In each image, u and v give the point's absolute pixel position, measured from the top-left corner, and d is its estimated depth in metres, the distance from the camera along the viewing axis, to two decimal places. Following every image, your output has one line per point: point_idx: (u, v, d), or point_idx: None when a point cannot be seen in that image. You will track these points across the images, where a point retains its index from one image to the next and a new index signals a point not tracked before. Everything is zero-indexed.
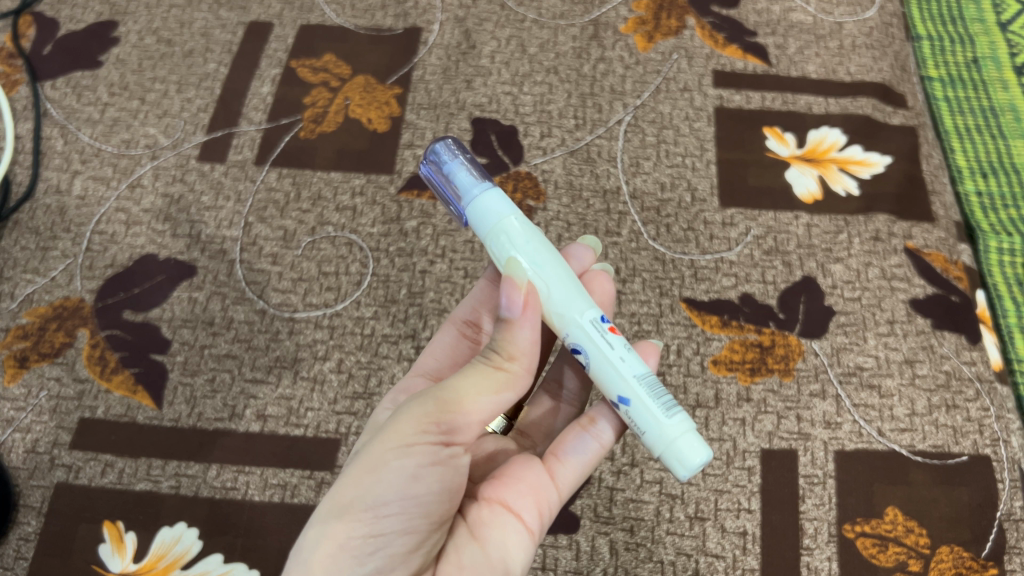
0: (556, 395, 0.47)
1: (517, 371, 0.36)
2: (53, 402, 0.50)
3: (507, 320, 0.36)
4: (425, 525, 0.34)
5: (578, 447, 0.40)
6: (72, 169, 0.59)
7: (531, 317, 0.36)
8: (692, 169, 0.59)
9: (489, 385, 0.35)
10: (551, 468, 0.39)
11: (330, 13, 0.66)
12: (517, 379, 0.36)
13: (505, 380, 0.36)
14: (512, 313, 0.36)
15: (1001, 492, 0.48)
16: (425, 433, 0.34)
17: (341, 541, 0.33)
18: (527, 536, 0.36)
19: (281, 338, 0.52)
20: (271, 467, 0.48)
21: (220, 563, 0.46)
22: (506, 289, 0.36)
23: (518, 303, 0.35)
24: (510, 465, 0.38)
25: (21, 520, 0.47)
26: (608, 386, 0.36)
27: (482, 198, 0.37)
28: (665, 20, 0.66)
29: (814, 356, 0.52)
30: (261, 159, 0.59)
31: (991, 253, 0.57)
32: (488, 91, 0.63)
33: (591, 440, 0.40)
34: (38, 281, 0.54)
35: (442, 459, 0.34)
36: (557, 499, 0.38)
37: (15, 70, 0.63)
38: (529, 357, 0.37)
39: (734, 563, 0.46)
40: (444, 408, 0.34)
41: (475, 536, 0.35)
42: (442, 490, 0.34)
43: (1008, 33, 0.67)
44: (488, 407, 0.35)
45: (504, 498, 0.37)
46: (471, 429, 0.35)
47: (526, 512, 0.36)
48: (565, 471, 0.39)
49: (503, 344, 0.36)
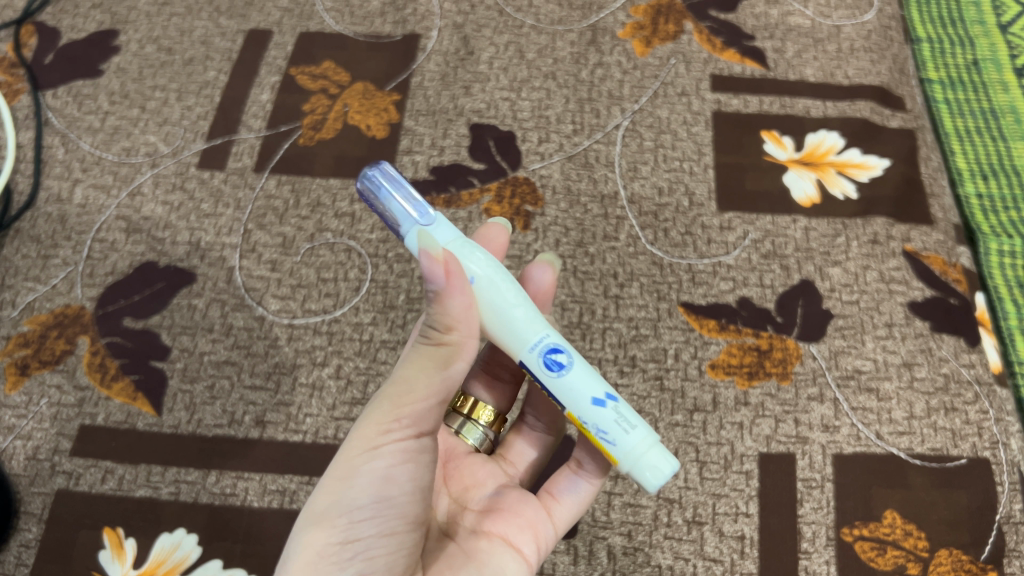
0: (535, 424, 0.46)
1: (460, 340, 0.34)
2: (54, 409, 0.51)
3: (435, 293, 0.33)
4: (402, 525, 0.35)
5: (571, 485, 0.42)
6: (73, 177, 0.59)
7: (459, 287, 0.33)
8: (690, 173, 0.59)
9: (441, 365, 0.34)
10: (547, 504, 0.41)
11: (330, 20, 0.67)
12: (464, 349, 0.34)
13: (451, 354, 0.34)
14: (435, 283, 0.33)
15: (1000, 494, 0.48)
16: (388, 433, 0.34)
17: (319, 549, 0.34)
18: (524, 566, 0.39)
19: (280, 344, 0.53)
20: (270, 473, 0.49)
21: (219, 569, 0.46)
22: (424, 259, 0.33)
23: (441, 273, 0.33)
24: (508, 500, 0.41)
25: (21, 527, 0.47)
26: (581, 397, 0.34)
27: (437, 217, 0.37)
28: (663, 25, 0.67)
29: (812, 359, 0.52)
30: (260, 167, 0.59)
31: (991, 255, 0.57)
32: (486, 96, 0.63)
33: (584, 481, 0.42)
34: (39, 289, 0.55)
35: (411, 455, 0.34)
36: (553, 531, 0.41)
37: (17, 79, 0.64)
38: (468, 324, 0.34)
39: (732, 567, 0.46)
40: (402, 401, 0.34)
41: (472, 559, 0.37)
42: (413, 487, 0.35)
43: (1008, 35, 0.67)
44: (444, 388, 0.34)
45: (502, 530, 0.39)
46: (434, 416, 0.35)
47: (525, 544, 0.39)
48: (561, 509, 0.41)
49: (439, 319, 0.34)
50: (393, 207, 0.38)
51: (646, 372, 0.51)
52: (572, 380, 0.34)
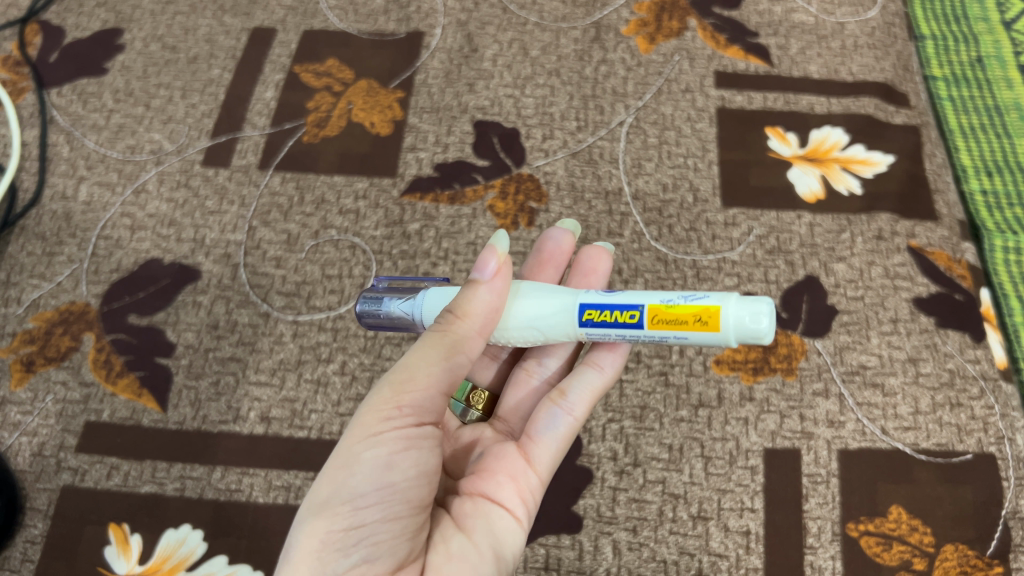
0: (535, 378, 0.46)
1: (467, 331, 0.37)
2: (59, 406, 0.51)
3: (473, 281, 0.37)
4: (406, 510, 0.35)
5: (551, 422, 0.41)
6: (78, 175, 0.60)
7: (500, 283, 0.37)
8: (694, 169, 0.59)
9: (445, 354, 0.36)
10: (526, 451, 0.41)
11: (334, 18, 0.67)
12: (469, 339, 0.37)
13: (457, 342, 0.37)
14: (484, 274, 0.37)
15: (1006, 490, 0.47)
16: (389, 420, 0.35)
17: (323, 537, 0.34)
18: (513, 522, 0.39)
19: (285, 341, 0.53)
20: (275, 469, 0.49)
21: (225, 564, 0.46)
22: (485, 254, 0.37)
23: (491, 268, 0.37)
24: (489, 458, 0.41)
25: (28, 522, 0.47)
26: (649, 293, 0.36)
27: (433, 294, 0.40)
28: (667, 22, 0.67)
29: (817, 355, 0.51)
30: (264, 164, 0.60)
31: (997, 251, 0.57)
32: (489, 94, 0.63)
33: (562, 413, 0.42)
34: (45, 286, 0.55)
35: (414, 442, 0.36)
36: (537, 480, 0.41)
37: (22, 77, 0.64)
38: (485, 320, 0.37)
39: (737, 562, 0.46)
40: (402, 388, 0.36)
41: (461, 527, 0.37)
42: (417, 472, 0.35)
43: (1012, 32, 0.67)
44: (445, 375, 0.37)
45: (484, 490, 0.39)
46: (434, 404, 0.37)
47: (509, 500, 0.39)
48: (539, 450, 0.41)
49: (458, 303, 0.37)
50: (397, 310, 0.41)
51: (650, 368, 0.51)
52: (632, 291, 0.37)
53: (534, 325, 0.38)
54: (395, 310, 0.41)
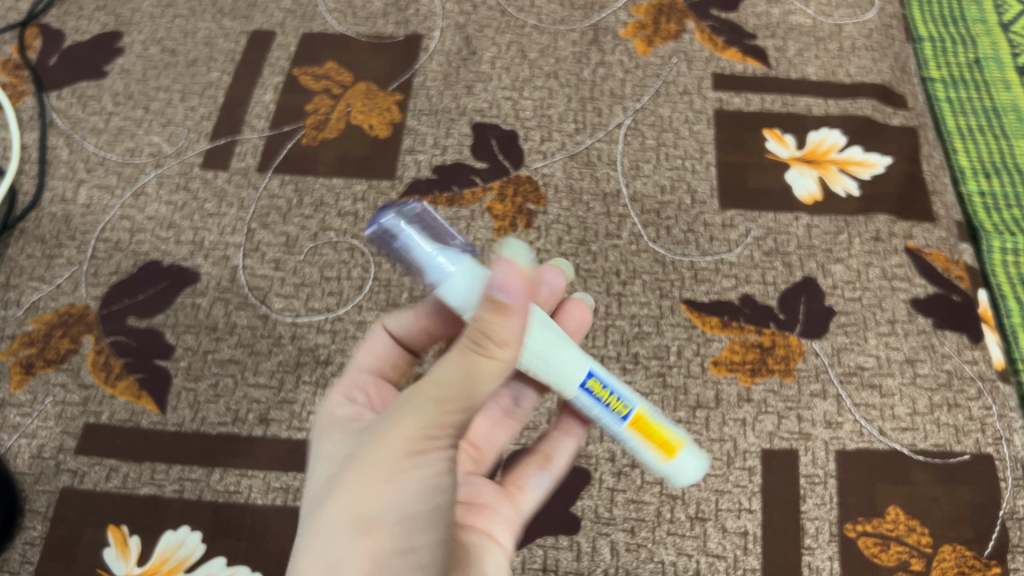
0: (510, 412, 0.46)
1: (509, 356, 0.32)
2: (59, 408, 0.51)
3: (501, 306, 0.31)
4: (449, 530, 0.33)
5: (536, 482, 0.43)
6: (77, 178, 0.60)
7: (524, 310, 0.32)
8: (692, 171, 0.59)
9: (489, 375, 0.32)
10: (514, 496, 0.43)
11: (332, 21, 0.67)
12: (510, 362, 0.32)
13: (501, 363, 0.32)
14: (513, 300, 0.31)
15: (1004, 490, 0.48)
16: (434, 438, 0.32)
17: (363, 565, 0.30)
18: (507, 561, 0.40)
19: (283, 343, 0.53)
20: (273, 470, 0.49)
21: (223, 565, 0.46)
22: (502, 272, 0.31)
23: (515, 291, 0.31)
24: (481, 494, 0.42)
25: (27, 524, 0.47)
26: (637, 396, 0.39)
27: (461, 261, 0.36)
28: (665, 24, 0.67)
29: (815, 356, 0.52)
30: (264, 167, 0.60)
31: (994, 252, 0.57)
32: (488, 96, 0.63)
33: (548, 476, 0.44)
34: (44, 288, 0.55)
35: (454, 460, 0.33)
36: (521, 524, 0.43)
37: (22, 80, 0.64)
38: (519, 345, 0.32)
39: (735, 563, 0.46)
40: (446, 406, 0.31)
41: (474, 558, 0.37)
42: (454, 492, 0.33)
43: (1010, 34, 0.67)
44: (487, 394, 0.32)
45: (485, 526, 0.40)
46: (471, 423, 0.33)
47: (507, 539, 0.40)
48: (527, 500, 0.43)
49: (494, 332, 0.31)
50: (416, 253, 0.37)
51: (648, 369, 0.51)
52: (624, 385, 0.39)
53: (540, 358, 0.36)
54: (413, 252, 0.37)
